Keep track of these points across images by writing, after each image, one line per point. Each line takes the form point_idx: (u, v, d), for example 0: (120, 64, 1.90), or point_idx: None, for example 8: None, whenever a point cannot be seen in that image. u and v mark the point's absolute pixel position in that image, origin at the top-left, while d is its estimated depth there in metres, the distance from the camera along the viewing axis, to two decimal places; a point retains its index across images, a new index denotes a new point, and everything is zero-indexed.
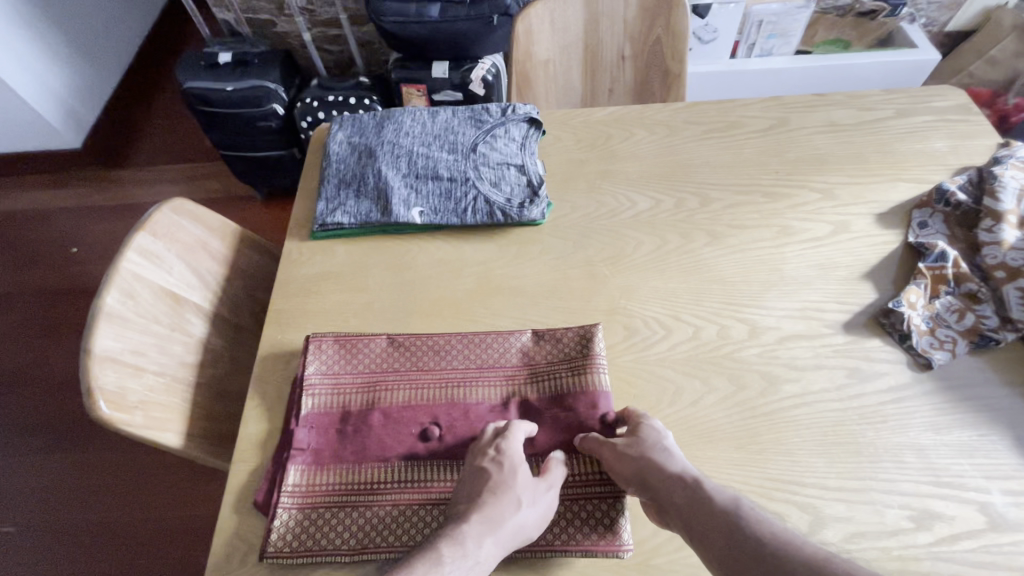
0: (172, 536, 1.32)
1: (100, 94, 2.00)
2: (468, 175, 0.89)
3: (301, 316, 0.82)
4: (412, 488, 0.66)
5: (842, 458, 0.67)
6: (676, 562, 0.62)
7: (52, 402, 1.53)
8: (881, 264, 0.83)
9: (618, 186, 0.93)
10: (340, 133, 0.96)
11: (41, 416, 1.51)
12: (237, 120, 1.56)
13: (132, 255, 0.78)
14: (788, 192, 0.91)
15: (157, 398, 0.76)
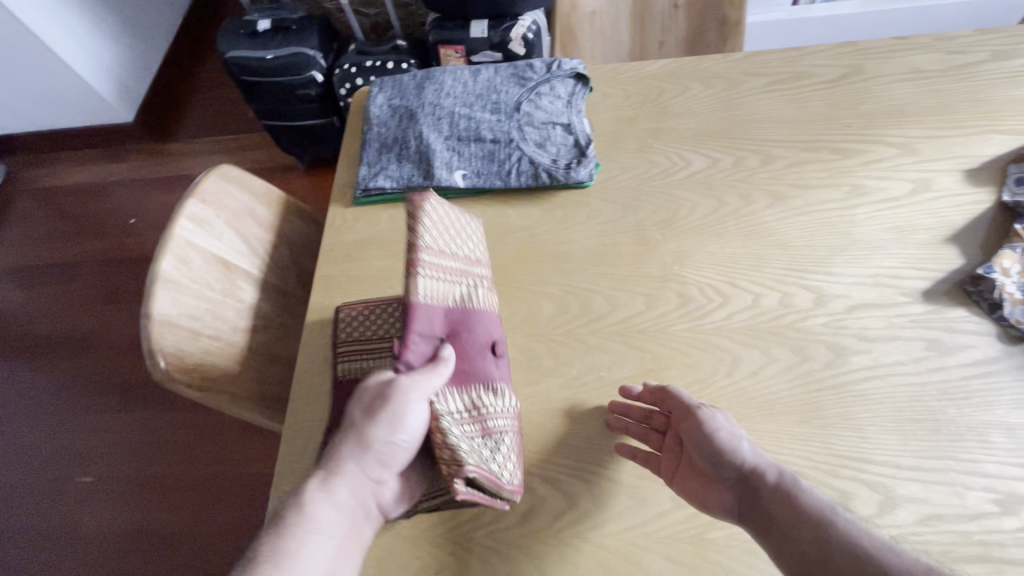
0: (235, 489, 1.40)
1: (147, 67, 2.03)
2: (512, 136, 0.86)
3: (348, 282, 0.82)
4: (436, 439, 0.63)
5: (918, 436, 0.62)
6: (732, 536, 0.60)
7: (120, 364, 1.63)
8: (968, 227, 0.75)
9: (671, 145, 0.87)
10: (381, 96, 0.94)
11: (110, 377, 1.61)
12: (278, 89, 1.56)
13: (184, 221, 0.79)
14: (862, 147, 0.83)
15: (213, 362, 0.78)
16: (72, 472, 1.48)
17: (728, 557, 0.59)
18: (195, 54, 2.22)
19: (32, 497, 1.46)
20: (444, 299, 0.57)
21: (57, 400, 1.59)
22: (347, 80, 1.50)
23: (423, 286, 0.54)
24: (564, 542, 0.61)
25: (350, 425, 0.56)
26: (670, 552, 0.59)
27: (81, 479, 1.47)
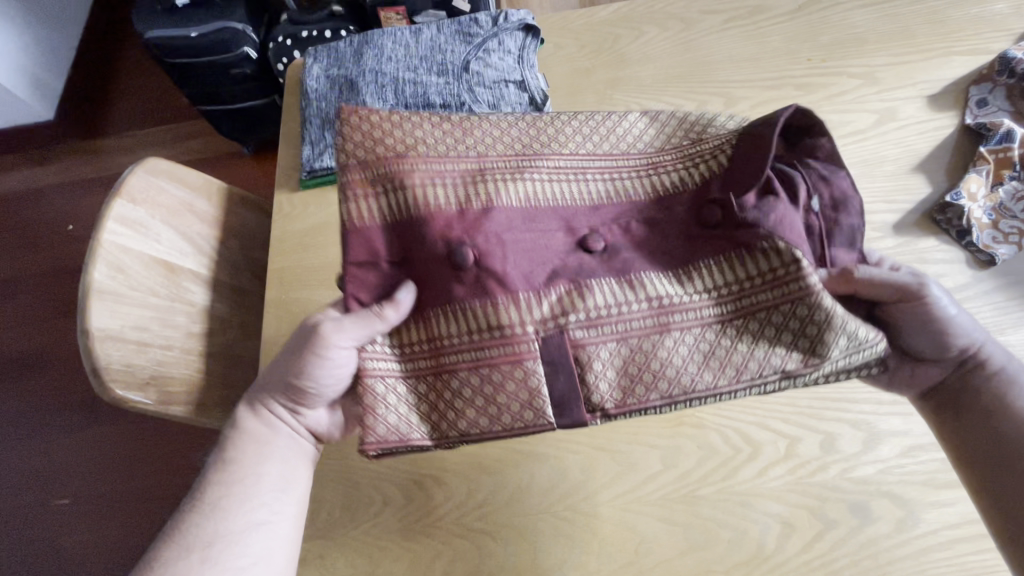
0: None
1: (60, 54, 1.84)
2: (463, 98, 0.80)
3: (304, 272, 0.77)
4: (485, 374, 0.47)
5: None
6: (725, 491, 0.59)
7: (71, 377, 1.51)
8: (934, 154, 0.74)
9: (631, 95, 0.83)
10: (316, 66, 0.86)
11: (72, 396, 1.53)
12: (209, 70, 1.42)
13: (114, 225, 0.71)
14: (825, 81, 0.80)
15: (168, 373, 0.73)
16: (46, 496, 1.42)
17: (721, 509, 0.58)
18: (112, 35, 2.02)
19: (5, 526, 1.40)
20: (377, 198, 0.48)
21: (17, 424, 1.50)
22: (283, 54, 1.39)
23: (354, 210, 0.48)
24: (556, 516, 0.60)
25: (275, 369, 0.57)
26: (663, 513, 0.59)
27: (56, 502, 1.41)
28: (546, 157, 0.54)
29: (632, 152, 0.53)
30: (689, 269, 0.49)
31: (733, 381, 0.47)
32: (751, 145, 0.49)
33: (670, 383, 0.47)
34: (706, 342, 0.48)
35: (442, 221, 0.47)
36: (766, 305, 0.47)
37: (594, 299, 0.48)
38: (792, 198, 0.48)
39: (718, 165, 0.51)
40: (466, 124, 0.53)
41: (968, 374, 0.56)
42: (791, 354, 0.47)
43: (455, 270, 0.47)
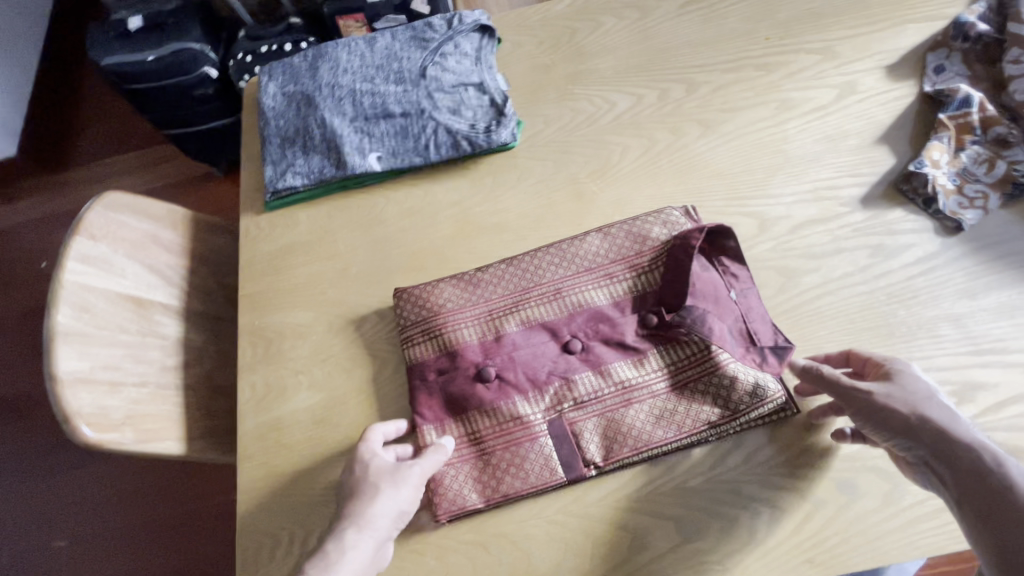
0: (219, 520, 1.35)
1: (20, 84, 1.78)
2: (423, 105, 0.79)
3: (277, 296, 0.76)
4: (512, 446, 0.61)
5: (874, 344, 0.63)
6: (712, 480, 0.59)
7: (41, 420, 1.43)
8: (896, 124, 0.74)
9: (592, 88, 0.82)
10: (272, 84, 0.84)
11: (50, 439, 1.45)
12: (169, 93, 1.38)
13: (75, 264, 0.69)
14: (784, 58, 0.80)
15: (145, 409, 0.72)
16: (41, 539, 1.39)
17: (711, 499, 0.59)
18: (69, 61, 1.95)
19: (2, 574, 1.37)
20: (427, 356, 0.66)
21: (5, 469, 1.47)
22: (243, 71, 1.35)
23: (417, 353, 0.66)
24: (549, 520, 0.60)
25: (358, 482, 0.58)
26: (653, 508, 0.59)
27: (54, 544, 1.39)
28: (532, 257, 0.69)
29: (592, 255, 0.68)
30: (643, 354, 0.62)
31: (680, 434, 0.59)
32: (680, 250, 0.64)
33: (637, 439, 0.59)
34: (659, 406, 0.60)
35: (471, 350, 0.65)
36: (704, 375, 0.60)
37: (581, 389, 0.62)
38: (719, 298, 0.62)
39: (658, 269, 0.65)
40: (476, 272, 0.70)
41: (976, 474, 0.45)
42: (712, 402, 0.59)
43: (484, 382, 0.63)
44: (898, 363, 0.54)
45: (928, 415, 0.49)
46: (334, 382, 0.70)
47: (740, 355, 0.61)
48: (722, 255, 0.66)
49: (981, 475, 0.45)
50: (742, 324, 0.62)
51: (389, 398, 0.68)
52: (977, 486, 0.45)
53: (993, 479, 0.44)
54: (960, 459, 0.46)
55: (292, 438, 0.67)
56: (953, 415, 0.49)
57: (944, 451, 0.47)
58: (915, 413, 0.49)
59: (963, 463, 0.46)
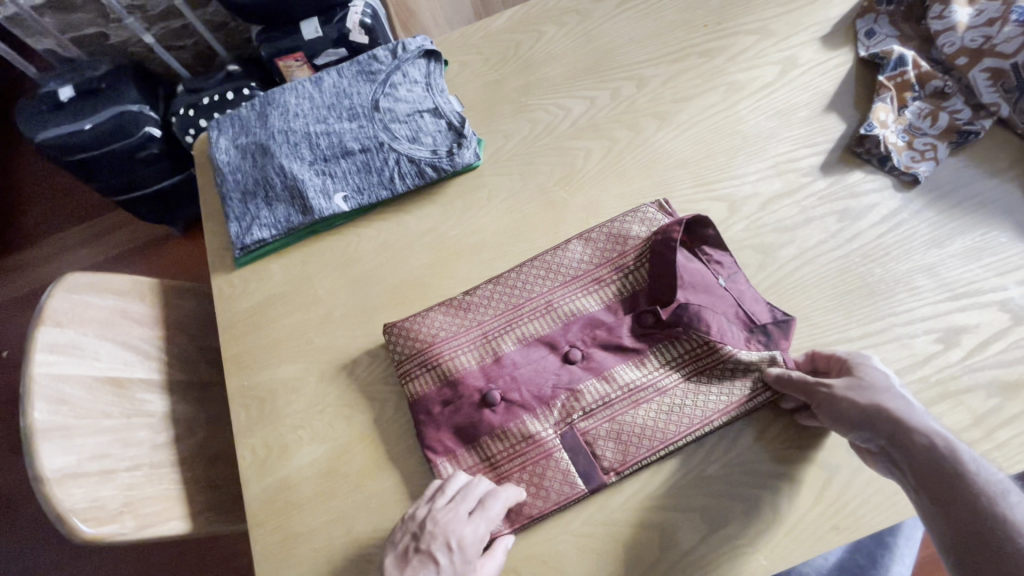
0: None
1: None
2: (381, 138, 0.78)
3: (262, 352, 0.74)
4: (529, 465, 0.60)
5: (858, 305, 0.65)
6: (730, 465, 0.60)
7: (8, 519, 1.31)
8: (840, 90, 0.76)
9: (545, 97, 0.83)
10: (223, 139, 0.83)
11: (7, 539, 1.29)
12: (114, 159, 1.31)
13: (44, 355, 0.66)
14: (725, 43, 0.82)
15: (142, 493, 0.69)
16: None
17: (731, 484, 0.59)
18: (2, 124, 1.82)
19: None
20: (428, 388, 0.65)
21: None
22: (188, 125, 1.30)
23: (415, 388, 0.65)
24: (577, 533, 0.60)
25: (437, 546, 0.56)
26: (677, 503, 0.59)
27: None
28: (517, 275, 0.69)
29: (577, 263, 0.68)
30: (643, 353, 0.63)
31: (692, 426, 0.60)
32: (663, 245, 0.64)
33: (652, 439, 0.60)
34: (667, 403, 0.60)
35: (472, 376, 0.64)
36: (709, 364, 0.61)
37: (589, 398, 0.62)
38: (708, 286, 0.64)
39: (644, 267, 0.66)
40: (464, 296, 0.69)
41: (929, 459, 0.48)
42: (718, 390, 0.60)
43: (491, 407, 0.62)
44: (857, 357, 0.56)
45: (882, 405, 0.51)
46: (336, 432, 0.68)
47: (744, 341, 0.61)
48: (703, 245, 0.67)
49: (935, 460, 0.47)
50: (739, 308, 0.63)
51: (396, 437, 0.67)
52: (928, 470, 0.47)
53: (944, 462, 0.47)
54: (916, 447, 0.49)
55: (303, 496, 0.66)
56: (908, 401, 0.51)
57: (896, 440, 0.50)
58: (871, 405, 0.52)
59: (915, 449, 0.49)
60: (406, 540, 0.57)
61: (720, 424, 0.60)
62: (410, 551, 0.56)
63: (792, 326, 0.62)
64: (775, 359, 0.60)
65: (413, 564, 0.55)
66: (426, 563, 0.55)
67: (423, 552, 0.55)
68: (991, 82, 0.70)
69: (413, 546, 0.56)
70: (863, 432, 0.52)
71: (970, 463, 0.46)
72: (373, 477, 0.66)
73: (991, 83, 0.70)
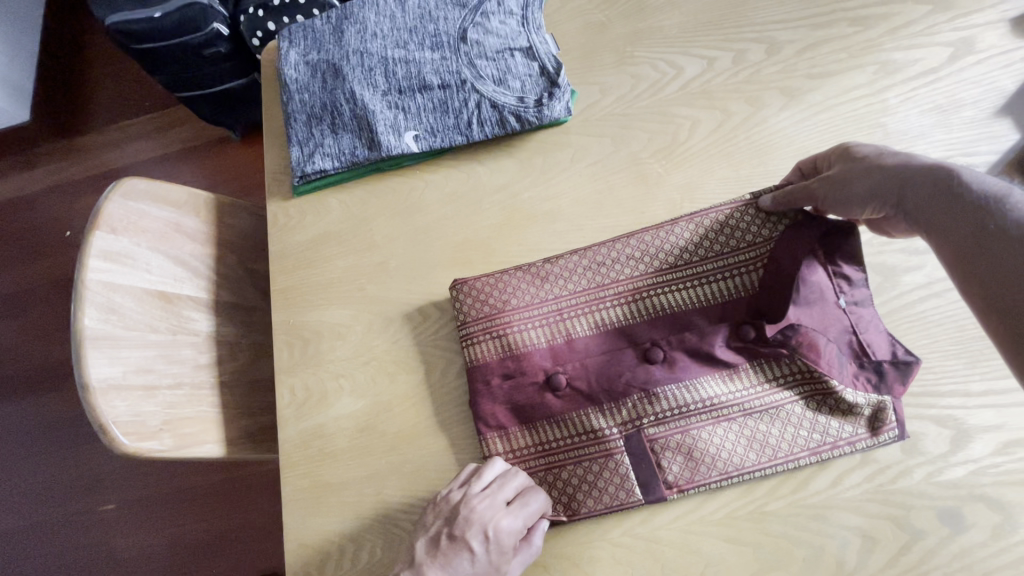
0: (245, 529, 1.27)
1: (29, 16, 1.63)
2: (464, 75, 0.69)
3: (311, 291, 0.70)
4: (585, 461, 0.57)
5: (986, 355, 0.56)
6: (795, 505, 0.54)
7: (62, 391, 1.40)
8: (1021, 92, 0.63)
9: (656, 50, 0.71)
10: (293, 52, 0.75)
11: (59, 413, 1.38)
12: (181, 52, 1.25)
13: (97, 262, 0.64)
14: (887, 10, 0.67)
15: (182, 413, 0.68)
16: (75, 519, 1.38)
17: (793, 526, 0.54)
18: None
19: None
20: (492, 356, 0.61)
21: (5, 439, 1.38)
22: (255, 27, 1.22)
23: (478, 354, 0.61)
24: (614, 542, 0.56)
25: (473, 527, 0.53)
26: (728, 533, 0.55)
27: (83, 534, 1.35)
28: (606, 253, 0.62)
29: (677, 251, 0.60)
30: (735, 367, 0.56)
31: (774, 460, 0.54)
32: (782, 252, 0.56)
33: (726, 464, 0.55)
34: (750, 429, 0.55)
35: (539, 354, 0.60)
36: (806, 393, 0.55)
37: (664, 404, 0.56)
38: (828, 304, 0.55)
39: (755, 272, 0.58)
40: (544, 264, 0.63)
41: (974, 241, 0.44)
42: (809, 426, 0.54)
43: (555, 391, 0.59)
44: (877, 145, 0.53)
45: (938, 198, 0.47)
46: (377, 388, 0.65)
47: (851, 377, 0.54)
48: (834, 253, 0.57)
49: (976, 228, 0.44)
50: (853, 336, 0.55)
51: (438, 405, 0.64)
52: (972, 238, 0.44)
53: (908, 178, 0.49)
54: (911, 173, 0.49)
55: (337, 447, 0.64)
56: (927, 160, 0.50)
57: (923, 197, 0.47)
58: (900, 162, 0.50)
59: (925, 191, 0.47)
60: (439, 526, 0.54)
61: (807, 463, 0.54)
62: (442, 538, 0.53)
63: (914, 371, 0.53)
64: (884, 406, 0.54)
65: (445, 552, 0.53)
66: (460, 552, 0.52)
67: (458, 541, 0.52)
68: None
69: (446, 533, 0.53)
70: (920, 200, 0.48)
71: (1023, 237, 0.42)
72: (408, 442, 0.63)
73: None
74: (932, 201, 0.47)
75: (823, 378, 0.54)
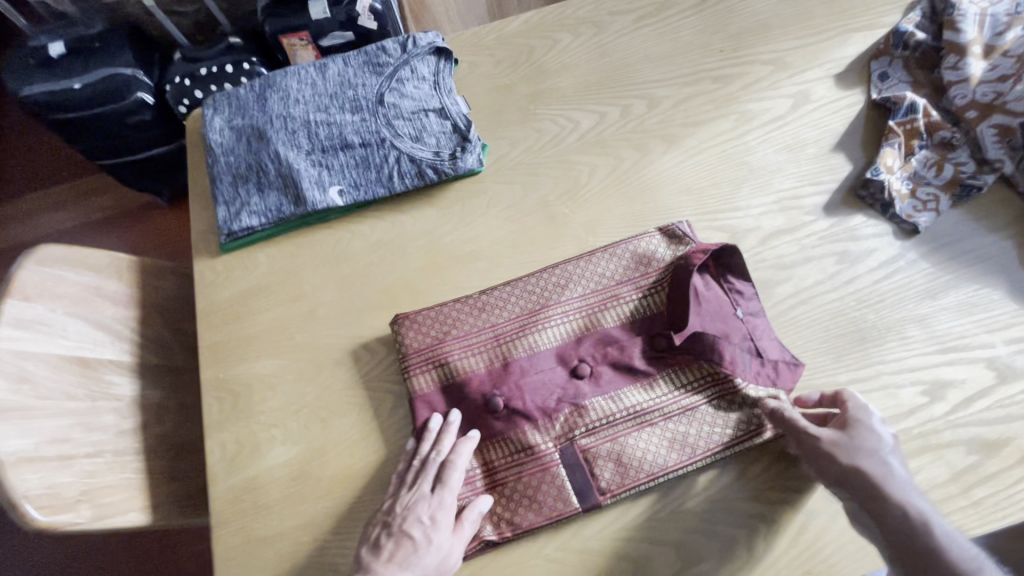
0: None
1: None
2: (383, 134, 0.76)
3: (241, 344, 0.71)
4: (525, 476, 0.60)
5: (849, 349, 0.65)
6: (707, 500, 0.60)
7: None
8: (848, 132, 0.76)
9: (555, 107, 0.81)
10: (218, 118, 0.79)
11: None
12: (101, 122, 1.26)
13: (8, 331, 0.63)
14: (739, 70, 0.81)
15: (102, 482, 0.66)
16: None
17: (708, 520, 0.59)
18: None
19: None
20: (434, 385, 0.65)
21: None
22: (182, 95, 1.24)
23: (421, 383, 0.65)
24: (549, 558, 0.59)
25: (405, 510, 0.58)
26: (652, 535, 0.59)
27: None
28: (536, 283, 0.68)
29: (598, 277, 0.68)
30: (654, 376, 0.63)
31: (694, 456, 0.59)
32: (682, 271, 0.64)
33: (652, 465, 0.59)
34: (672, 430, 0.60)
35: (479, 379, 0.64)
36: (718, 393, 0.61)
37: (593, 415, 0.61)
38: (725, 313, 0.64)
39: (663, 291, 0.66)
40: (482, 295, 0.68)
41: (906, 549, 0.49)
42: (722, 423, 0.60)
43: (495, 413, 0.62)
44: (859, 412, 0.57)
45: (865, 472, 0.53)
46: (311, 434, 0.66)
47: (755, 373, 0.61)
48: (727, 271, 0.66)
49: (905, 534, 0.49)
50: (751, 343, 0.62)
51: (372, 445, 0.65)
52: (904, 537, 0.49)
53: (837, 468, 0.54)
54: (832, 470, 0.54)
55: (271, 498, 0.63)
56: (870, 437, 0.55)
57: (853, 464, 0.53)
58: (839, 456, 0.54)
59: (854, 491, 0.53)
60: (377, 530, 0.58)
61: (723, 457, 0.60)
62: (382, 538, 0.57)
63: (798, 372, 0.61)
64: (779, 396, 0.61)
65: (389, 548, 0.56)
66: (398, 540, 0.56)
67: (397, 533, 0.56)
68: (999, 139, 0.70)
69: (384, 532, 0.57)
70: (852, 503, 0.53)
71: (943, 538, 0.48)
72: (344, 484, 0.64)
73: (998, 140, 0.70)
74: (858, 507, 0.52)
75: (727, 378, 0.61)
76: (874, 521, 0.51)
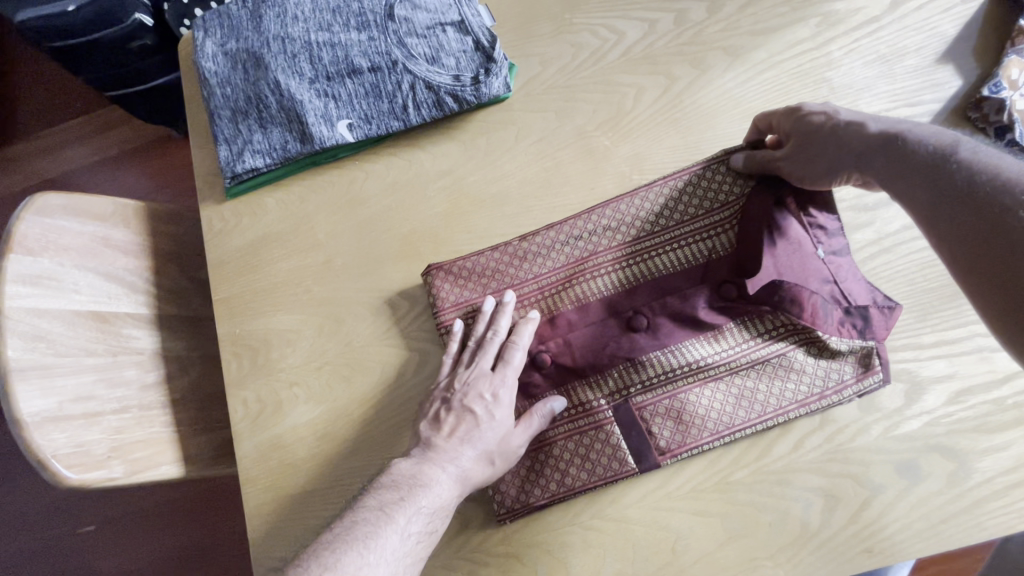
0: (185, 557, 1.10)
1: None
2: (394, 55, 0.65)
3: (256, 298, 0.67)
4: (576, 434, 0.56)
5: (937, 306, 0.57)
6: (759, 472, 0.55)
7: None
8: (962, 36, 0.62)
9: (594, 15, 0.68)
10: (210, 42, 0.70)
11: None
12: (103, 49, 1.14)
13: (15, 288, 0.59)
14: None
15: (131, 437, 0.65)
16: None
17: (759, 493, 0.54)
18: None
19: None
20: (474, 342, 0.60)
21: None
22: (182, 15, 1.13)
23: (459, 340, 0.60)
24: (586, 526, 0.56)
25: (466, 391, 0.56)
26: (698, 506, 0.55)
27: None
28: (582, 227, 0.60)
29: (653, 215, 0.59)
30: (719, 328, 0.56)
31: (762, 415, 0.54)
32: (757, 208, 0.55)
33: (716, 423, 0.54)
34: (738, 386, 0.55)
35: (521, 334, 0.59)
36: (794, 343, 0.55)
37: (649, 370, 0.56)
38: (808, 253, 0.55)
39: (731, 231, 0.57)
40: (521, 243, 0.61)
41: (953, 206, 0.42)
42: (796, 378, 0.54)
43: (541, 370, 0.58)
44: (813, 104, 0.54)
45: (890, 150, 0.46)
46: (334, 393, 0.63)
47: (837, 325, 0.54)
48: (811, 205, 0.56)
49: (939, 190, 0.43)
50: (834, 286, 0.55)
51: (398, 406, 0.62)
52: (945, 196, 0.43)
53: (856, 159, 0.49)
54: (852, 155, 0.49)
55: (296, 457, 0.62)
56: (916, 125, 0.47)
57: (907, 153, 0.46)
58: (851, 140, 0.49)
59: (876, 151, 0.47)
60: (438, 405, 0.57)
61: (795, 415, 0.54)
62: (442, 412, 0.56)
63: (896, 315, 0.53)
64: (869, 347, 0.54)
65: (451, 423, 0.55)
66: (460, 417, 0.55)
67: (458, 409, 0.55)
68: None
69: (444, 408, 0.56)
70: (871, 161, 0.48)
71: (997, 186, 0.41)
72: (370, 445, 0.61)
73: None
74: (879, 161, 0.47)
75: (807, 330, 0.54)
76: (910, 191, 0.45)
